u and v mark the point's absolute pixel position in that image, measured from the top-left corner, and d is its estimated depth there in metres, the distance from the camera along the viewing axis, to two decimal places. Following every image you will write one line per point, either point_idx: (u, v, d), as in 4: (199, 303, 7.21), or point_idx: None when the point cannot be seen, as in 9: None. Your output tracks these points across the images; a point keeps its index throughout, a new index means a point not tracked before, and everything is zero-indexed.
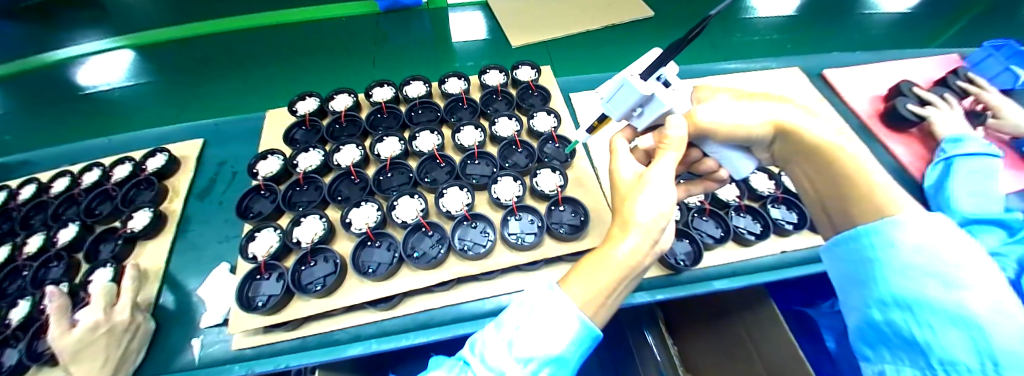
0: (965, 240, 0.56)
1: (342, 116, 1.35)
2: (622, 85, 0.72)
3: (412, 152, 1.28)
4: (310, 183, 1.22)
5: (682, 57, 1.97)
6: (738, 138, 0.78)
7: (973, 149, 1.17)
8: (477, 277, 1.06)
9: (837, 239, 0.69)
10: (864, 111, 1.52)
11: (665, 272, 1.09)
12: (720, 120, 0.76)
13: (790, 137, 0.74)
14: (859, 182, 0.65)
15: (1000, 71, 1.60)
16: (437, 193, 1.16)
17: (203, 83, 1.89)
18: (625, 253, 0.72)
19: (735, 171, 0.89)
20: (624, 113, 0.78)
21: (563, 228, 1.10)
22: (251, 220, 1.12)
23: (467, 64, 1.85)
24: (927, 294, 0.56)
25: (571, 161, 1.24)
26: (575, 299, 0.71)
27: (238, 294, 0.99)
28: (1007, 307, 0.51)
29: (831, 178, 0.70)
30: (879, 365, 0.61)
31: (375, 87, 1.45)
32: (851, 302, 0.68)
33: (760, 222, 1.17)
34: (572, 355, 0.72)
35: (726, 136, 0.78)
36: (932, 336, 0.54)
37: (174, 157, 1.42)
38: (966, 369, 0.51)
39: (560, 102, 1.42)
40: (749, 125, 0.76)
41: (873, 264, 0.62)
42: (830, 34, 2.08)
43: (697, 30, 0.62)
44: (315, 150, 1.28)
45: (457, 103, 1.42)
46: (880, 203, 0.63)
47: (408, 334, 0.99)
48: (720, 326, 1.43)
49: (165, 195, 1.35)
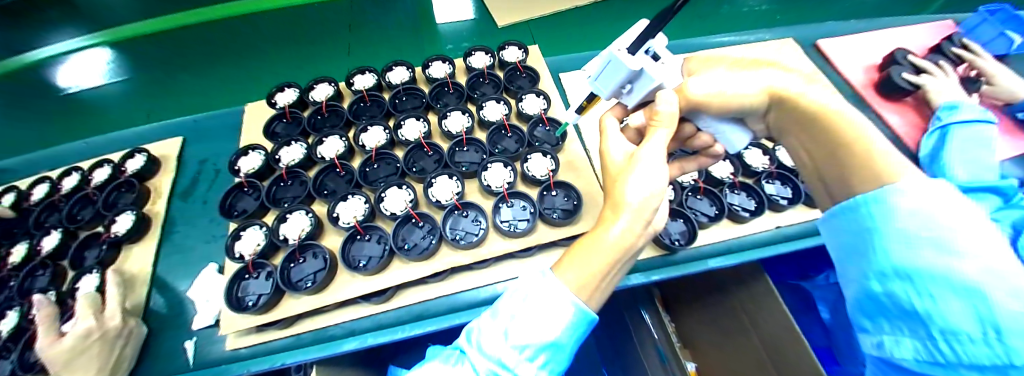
0: (965, 205, 0.53)
1: (324, 107, 1.31)
2: (610, 61, 0.69)
3: (398, 141, 1.24)
4: (294, 178, 1.18)
5: (675, 31, 1.92)
6: (732, 110, 0.76)
7: (969, 116, 1.16)
8: (471, 267, 1.04)
9: (836, 209, 0.66)
10: (858, 80, 1.50)
11: (660, 253, 1.08)
12: (712, 93, 0.74)
13: (790, 106, 0.72)
14: (857, 152, 0.63)
15: (995, 36, 1.59)
16: (426, 183, 1.13)
17: (179, 79, 1.82)
18: (617, 235, 0.70)
19: (730, 146, 0.86)
20: (613, 91, 0.75)
21: (556, 213, 1.09)
22: (235, 219, 1.09)
23: (453, 47, 1.79)
24: (927, 263, 0.53)
25: (562, 144, 1.21)
26: (568, 285, 0.70)
27: (227, 294, 0.96)
28: (1008, 272, 0.49)
29: (829, 148, 0.67)
30: (879, 336, 0.60)
31: (356, 74, 1.39)
32: (849, 272, 0.66)
33: (754, 199, 1.16)
34: (568, 340, 0.71)
35: (720, 109, 0.76)
36: (933, 306, 0.52)
37: (153, 157, 1.37)
38: (968, 338, 0.50)
39: (549, 84, 1.37)
40: (743, 94, 0.73)
41: (871, 234, 0.59)
42: (824, 3, 2.03)
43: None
44: (297, 144, 1.23)
45: (443, 88, 1.37)
46: (880, 170, 0.60)
47: (403, 327, 0.98)
48: (715, 302, 1.45)
49: (147, 197, 1.31)
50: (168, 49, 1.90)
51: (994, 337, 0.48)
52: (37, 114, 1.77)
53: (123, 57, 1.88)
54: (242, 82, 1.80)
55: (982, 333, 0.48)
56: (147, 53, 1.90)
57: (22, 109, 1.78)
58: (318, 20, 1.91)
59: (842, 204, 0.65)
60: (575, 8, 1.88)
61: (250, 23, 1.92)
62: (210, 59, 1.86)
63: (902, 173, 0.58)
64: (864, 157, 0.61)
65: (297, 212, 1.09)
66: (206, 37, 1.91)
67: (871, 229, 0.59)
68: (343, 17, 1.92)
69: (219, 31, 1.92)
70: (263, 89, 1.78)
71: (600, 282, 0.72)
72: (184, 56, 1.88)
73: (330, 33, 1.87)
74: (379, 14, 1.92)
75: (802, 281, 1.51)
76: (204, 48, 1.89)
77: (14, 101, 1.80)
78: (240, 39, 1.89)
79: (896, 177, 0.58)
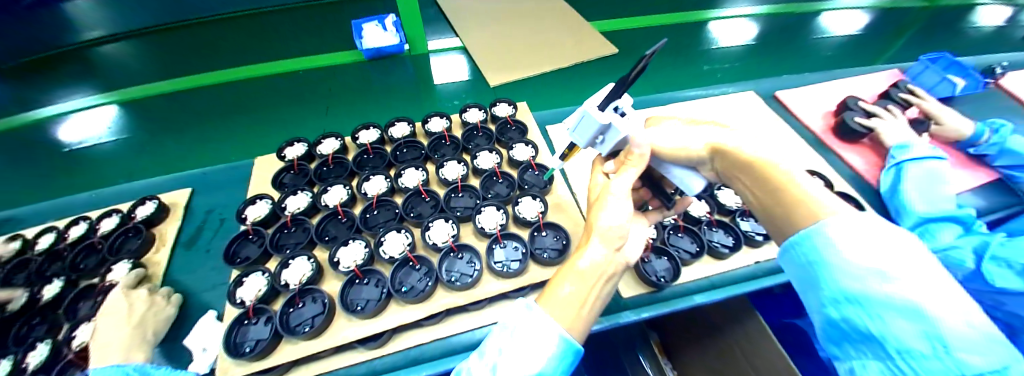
0: (895, 238, 0.61)
1: (329, 159, 1.41)
2: (584, 117, 0.80)
3: (397, 188, 1.32)
4: (298, 225, 1.24)
5: (645, 86, 2.11)
6: (682, 160, 0.87)
7: (918, 154, 1.29)
8: (466, 308, 1.07)
9: (782, 245, 0.74)
10: (817, 126, 1.64)
11: (647, 290, 1.12)
12: (663, 144, 0.87)
13: (727, 156, 0.80)
14: (790, 194, 0.70)
15: (938, 81, 1.77)
16: (423, 226, 1.20)
17: (187, 133, 1.94)
18: (590, 264, 0.78)
19: (688, 189, 0.93)
20: (589, 141, 0.85)
21: (547, 252, 1.14)
22: (238, 265, 1.13)
23: (449, 103, 1.95)
24: (872, 290, 0.60)
25: (549, 187, 1.31)
26: (553, 316, 0.74)
27: (225, 341, 0.98)
28: (936, 286, 0.57)
29: (767, 190, 0.73)
30: (849, 362, 0.65)
31: (361, 129, 1.51)
32: (808, 301, 0.72)
33: (732, 236, 1.24)
34: (554, 371, 0.72)
35: (672, 157, 0.88)
36: (885, 327, 0.59)
37: (163, 204, 1.44)
38: (920, 354, 0.56)
39: (536, 135, 1.50)
40: (689, 148, 0.84)
41: (817, 266, 0.66)
42: (777, 60, 2.27)
43: (639, 67, 0.70)
44: (303, 192, 1.32)
45: (440, 141, 1.48)
46: (810, 210, 0.68)
47: (399, 372, 0.98)
48: (710, 343, 1.45)
49: (151, 244, 1.35)
50: (168, 104, 2.06)
51: (942, 352, 0.55)
52: (43, 167, 1.85)
53: (137, 117, 2.03)
54: (252, 135, 1.92)
55: (931, 350, 0.56)
56: (160, 111, 2.04)
57: (28, 163, 1.86)
58: (328, 82, 2.10)
59: (786, 240, 0.73)
60: (561, 67, 2.08)
61: (263, 85, 2.11)
62: (221, 116, 2.00)
63: (833, 214, 0.66)
64: (796, 200, 0.69)
65: (299, 257, 1.14)
66: (219, 97, 2.08)
67: (816, 262, 0.66)
68: (350, 80, 2.10)
69: (233, 92, 2.09)
70: (229, 146, 1.88)
71: (579, 309, 0.76)
72: (194, 113, 2.02)
73: (338, 94, 2.04)
74: (382, 76, 2.10)
75: (795, 319, 1.53)
76: (213, 106, 2.04)
77: (16, 155, 1.90)
78: (251, 99, 2.06)
79: (826, 215, 0.66)
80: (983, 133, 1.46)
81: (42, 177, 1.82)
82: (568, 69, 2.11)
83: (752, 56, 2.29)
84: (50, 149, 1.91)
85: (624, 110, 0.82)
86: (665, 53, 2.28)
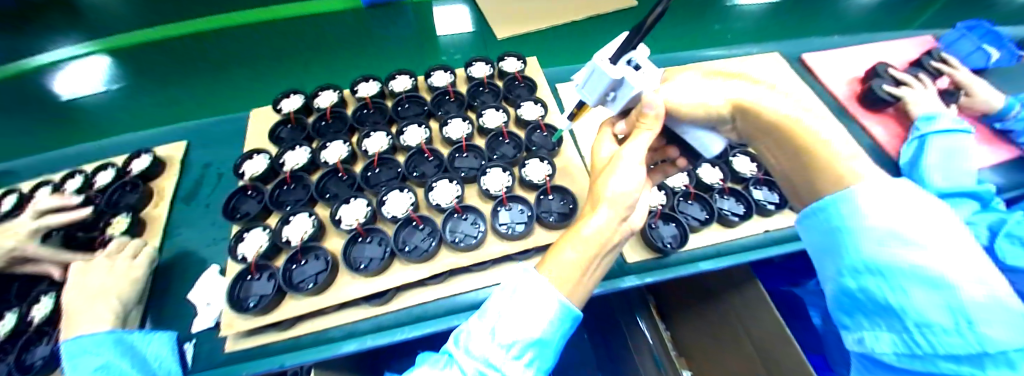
0: (928, 208, 0.55)
1: (327, 113, 1.34)
2: (593, 71, 0.73)
3: (400, 146, 1.27)
4: (298, 181, 1.21)
5: (657, 45, 1.98)
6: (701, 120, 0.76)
7: (945, 126, 1.21)
8: (469, 269, 1.07)
9: (805, 211, 0.67)
10: (841, 93, 1.56)
11: (653, 256, 1.12)
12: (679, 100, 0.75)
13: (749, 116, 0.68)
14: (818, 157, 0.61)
15: (973, 49, 1.66)
16: (427, 186, 1.16)
17: (173, 82, 1.85)
18: (593, 231, 0.74)
19: (705, 151, 0.84)
20: (598, 99, 0.78)
21: (552, 216, 1.12)
22: (238, 220, 1.11)
23: (453, 58, 1.84)
24: (896, 261, 0.55)
25: (557, 149, 1.25)
26: (552, 282, 0.72)
27: (230, 295, 0.98)
28: (967, 258, 0.52)
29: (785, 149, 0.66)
30: (859, 332, 0.61)
31: (361, 82, 1.44)
32: (823, 270, 0.66)
33: (743, 204, 1.20)
34: (553, 335, 0.72)
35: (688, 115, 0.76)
36: (906, 300, 0.54)
37: (158, 158, 1.40)
38: (940, 329, 0.52)
39: (547, 93, 1.42)
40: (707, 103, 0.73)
41: (841, 233, 0.60)
42: (797, 21, 2.12)
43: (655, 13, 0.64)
44: (301, 148, 1.26)
45: (444, 97, 1.41)
46: (840, 173, 0.60)
47: (403, 328, 0.99)
48: (709, 309, 1.46)
49: (149, 199, 1.33)
50: (158, 55, 1.94)
51: (967, 328, 0.50)
52: (31, 118, 1.79)
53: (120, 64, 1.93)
54: (245, 86, 1.82)
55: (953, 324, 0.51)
56: (145, 58, 1.94)
57: (16, 113, 1.80)
58: (323, 30, 1.97)
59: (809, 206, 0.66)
60: (573, 22, 1.95)
61: (253, 32, 1.98)
62: (210, 65, 1.89)
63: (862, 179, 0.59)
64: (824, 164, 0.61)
65: (302, 214, 1.12)
66: (205, 45, 1.96)
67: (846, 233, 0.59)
68: (347, 28, 1.97)
69: (221, 40, 1.97)
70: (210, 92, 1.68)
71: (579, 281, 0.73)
72: (181, 62, 1.92)
73: (334, 44, 1.92)
74: (381, 25, 1.97)
75: (794, 287, 1.53)
76: (202, 55, 1.93)
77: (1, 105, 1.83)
78: (241, 47, 1.94)
79: (855, 180, 0.59)
80: (1014, 106, 1.38)
81: (29, 128, 1.77)
82: (579, 24, 1.97)
83: (770, 16, 2.13)
84: (36, 99, 1.84)
85: (638, 63, 0.75)
86: (677, 11, 2.12)
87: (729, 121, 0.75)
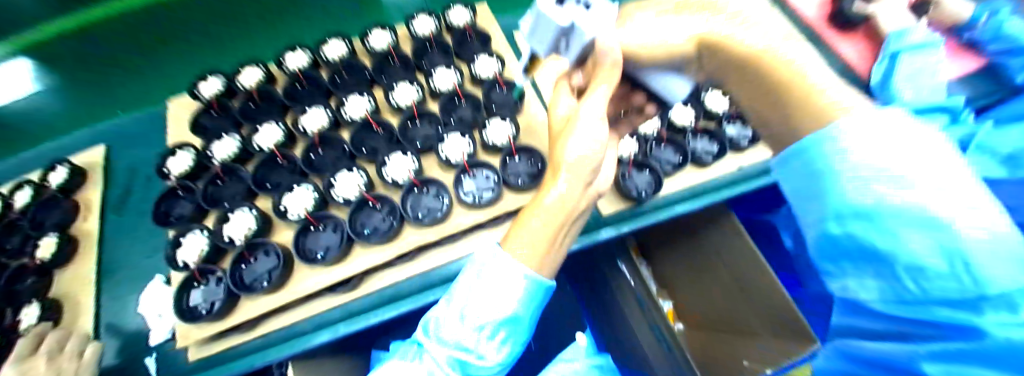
0: (917, 137, 0.47)
1: (255, 93, 1.19)
2: (538, 17, 0.59)
3: (343, 120, 1.14)
4: (232, 174, 1.08)
5: None
6: (664, 63, 0.68)
7: (925, 37, 1.12)
8: (439, 243, 1.00)
9: (783, 154, 0.57)
10: None
11: (628, 204, 1.05)
12: (645, 42, 0.66)
13: (716, 52, 0.62)
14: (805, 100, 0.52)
15: None
16: (379, 162, 1.06)
17: None
18: (555, 199, 0.64)
19: (673, 95, 0.77)
20: (550, 48, 0.66)
21: (520, 178, 1.03)
22: (172, 226, 1.00)
23: (395, 10, 1.63)
24: (882, 201, 0.46)
25: (519, 106, 1.14)
26: (519, 261, 0.65)
27: (175, 307, 0.90)
28: (964, 198, 0.44)
29: (757, 80, 0.58)
30: (843, 279, 0.54)
31: (287, 51, 1.25)
32: (803, 216, 0.57)
33: (717, 143, 1.14)
34: (525, 312, 0.68)
35: (652, 60, 0.68)
36: (897, 244, 0.46)
37: (77, 167, 1.22)
38: (934, 273, 0.44)
39: (502, 43, 1.29)
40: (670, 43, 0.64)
41: (823, 175, 0.51)
42: None
43: None
44: (230, 135, 1.12)
45: (385, 59, 1.25)
46: (818, 112, 0.52)
47: (375, 311, 0.94)
48: (687, 245, 1.43)
49: (77, 211, 1.18)
50: None
51: (961, 269, 0.42)
52: None
53: None
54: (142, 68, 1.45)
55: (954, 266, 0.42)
56: None
57: None
58: None
59: (786, 149, 0.57)
60: None
61: None
62: None
63: (847, 111, 0.50)
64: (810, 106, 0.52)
65: (241, 209, 1.00)
66: None
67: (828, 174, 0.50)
68: None
69: None
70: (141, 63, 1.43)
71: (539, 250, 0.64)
72: None
73: None
74: None
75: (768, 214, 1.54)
76: None
77: None
78: None
79: (839, 113, 0.51)
80: None
81: None
82: None
83: None
84: None
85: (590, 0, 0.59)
86: None
87: (695, 60, 0.67)
